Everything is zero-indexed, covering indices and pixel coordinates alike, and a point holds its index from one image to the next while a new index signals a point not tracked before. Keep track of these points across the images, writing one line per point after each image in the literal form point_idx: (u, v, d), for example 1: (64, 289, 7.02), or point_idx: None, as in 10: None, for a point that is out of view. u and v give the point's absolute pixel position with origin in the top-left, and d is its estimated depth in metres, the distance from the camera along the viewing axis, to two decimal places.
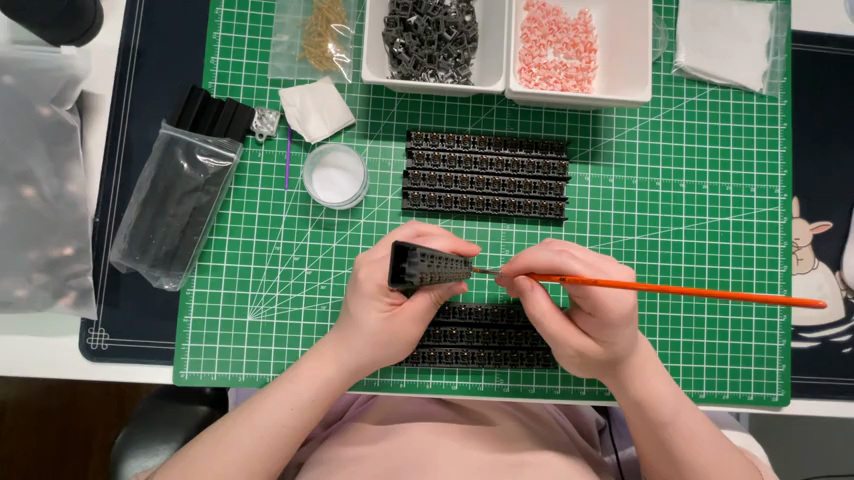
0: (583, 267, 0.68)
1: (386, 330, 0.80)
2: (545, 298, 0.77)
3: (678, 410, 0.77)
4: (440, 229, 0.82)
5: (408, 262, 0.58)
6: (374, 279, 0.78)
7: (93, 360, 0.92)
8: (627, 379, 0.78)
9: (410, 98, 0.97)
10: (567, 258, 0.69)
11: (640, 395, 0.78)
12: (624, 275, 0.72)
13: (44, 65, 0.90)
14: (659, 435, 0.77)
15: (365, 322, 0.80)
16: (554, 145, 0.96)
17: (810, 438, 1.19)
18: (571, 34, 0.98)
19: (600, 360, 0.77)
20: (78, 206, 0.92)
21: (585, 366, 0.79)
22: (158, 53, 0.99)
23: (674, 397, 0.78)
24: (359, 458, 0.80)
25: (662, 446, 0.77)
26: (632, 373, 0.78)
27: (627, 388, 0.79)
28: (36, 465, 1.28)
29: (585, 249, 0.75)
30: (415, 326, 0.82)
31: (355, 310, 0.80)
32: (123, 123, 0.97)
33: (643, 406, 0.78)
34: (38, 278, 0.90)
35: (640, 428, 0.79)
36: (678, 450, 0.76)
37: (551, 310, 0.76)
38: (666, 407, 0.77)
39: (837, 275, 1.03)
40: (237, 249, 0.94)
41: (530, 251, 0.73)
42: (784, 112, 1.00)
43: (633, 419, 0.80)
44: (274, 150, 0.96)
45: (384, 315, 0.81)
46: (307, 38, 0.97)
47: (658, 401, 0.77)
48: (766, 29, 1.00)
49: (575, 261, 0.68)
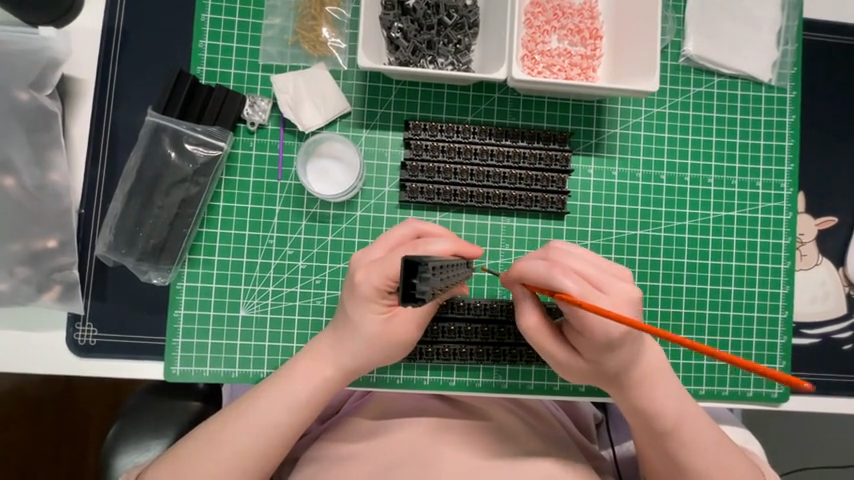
0: (574, 285, 0.65)
1: (385, 332, 0.78)
2: (533, 311, 0.76)
3: (682, 414, 0.76)
4: (442, 229, 0.80)
5: (420, 277, 0.55)
6: (370, 282, 0.75)
7: (82, 356, 0.90)
8: (629, 388, 0.76)
9: (408, 86, 0.93)
10: (559, 273, 0.66)
11: (643, 402, 0.76)
12: (624, 295, 0.69)
13: (21, 47, 0.86)
14: (661, 439, 0.76)
15: (360, 324, 0.77)
16: (557, 136, 0.92)
17: (799, 427, 1.21)
18: (576, 20, 0.94)
19: (599, 371, 0.75)
20: (62, 196, 0.88)
21: (583, 376, 0.78)
22: (144, 37, 0.95)
23: (677, 401, 0.76)
24: (354, 456, 0.79)
25: (663, 450, 0.77)
26: (636, 381, 0.75)
27: (629, 396, 0.76)
28: (32, 456, 1.26)
29: (586, 259, 0.71)
30: (415, 326, 0.79)
31: (354, 313, 0.77)
32: (108, 110, 0.93)
33: (646, 412, 0.76)
34: (21, 272, 0.87)
35: (642, 431, 0.78)
36: (679, 454, 0.76)
37: (540, 326, 0.76)
38: (669, 414, 0.76)
39: (840, 271, 1.02)
40: (228, 242, 0.91)
41: (520, 260, 0.71)
42: (793, 104, 0.97)
43: (635, 424, 0.78)
44: (266, 140, 0.92)
45: (383, 317, 0.78)
46: (301, 21, 0.93)
47: (661, 408, 0.76)
48: (778, 16, 0.96)
49: (567, 278, 0.65)
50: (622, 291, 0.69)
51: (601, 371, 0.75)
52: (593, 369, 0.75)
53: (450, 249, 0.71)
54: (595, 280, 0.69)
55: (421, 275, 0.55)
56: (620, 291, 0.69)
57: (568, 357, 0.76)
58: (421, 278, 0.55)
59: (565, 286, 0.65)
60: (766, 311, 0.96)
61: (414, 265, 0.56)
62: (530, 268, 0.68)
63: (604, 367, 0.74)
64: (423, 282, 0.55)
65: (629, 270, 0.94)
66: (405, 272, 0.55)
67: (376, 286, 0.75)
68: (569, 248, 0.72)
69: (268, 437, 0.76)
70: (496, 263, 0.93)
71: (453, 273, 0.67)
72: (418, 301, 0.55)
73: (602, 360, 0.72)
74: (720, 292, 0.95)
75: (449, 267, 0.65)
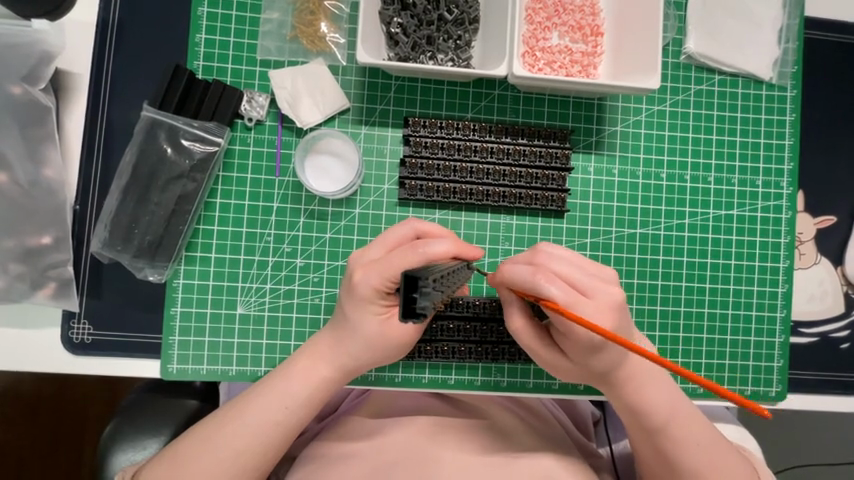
0: (559, 291, 0.65)
1: (383, 333, 0.77)
2: (520, 314, 0.76)
3: (674, 412, 0.76)
4: (444, 229, 0.79)
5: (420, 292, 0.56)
6: (368, 283, 0.74)
7: (76, 354, 0.89)
8: (620, 387, 0.76)
9: (408, 82, 0.92)
10: (544, 280, 0.65)
11: (634, 400, 0.76)
12: (607, 298, 0.68)
13: (14, 40, 0.84)
14: (654, 438, 0.76)
15: (359, 324, 0.77)
16: (557, 134, 0.92)
17: (793, 424, 1.22)
18: (577, 16, 0.94)
19: (588, 371, 0.75)
20: (56, 192, 0.87)
21: (577, 376, 0.78)
22: (139, 30, 0.93)
23: (668, 400, 0.76)
24: (352, 455, 0.78)
25: (655, 448, 0.77)
26: (625, 380, 0.75)
27: (620, 395, 0.76)
28: (27, 453, 1.26)
29: (569, 262, 0.70)
30: (414, 327, 0.79)
31: (352, 315, 0.77)
32: (103, 105, 0.91)
33: (637, 410, 0.76)
34: (14, 269, 0.85)
35: (635, 429, 0.78)
36: (671, 452, 0.75)
37: (529, 329, 0.76)
38: (659, 412, 0.75)
39: (837, 270, 1.02)
40: (226, 239, 0.90)
41: (503, 264, 0.70)
42: (793, 103, 0.97)
43: (628, 421, 0.78)
44: (264, 136, 0.91)
45: (381, 318, 0.77)
46: (299, 16, 0.91)
47: (651, 406, 0.75)
48: (779, 14, 0.96)
49: (552, 284, 0.65)
50: (607, 296, 0.68)
51: (591, 371, 0.75)
52: (583, 369, 0.75)
53: (451, 250, 0.71)
54: (581, 285, 0.68)
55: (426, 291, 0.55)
56: (604, 294, 0.68)
57: (557, 359, 0.76)
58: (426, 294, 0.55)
59: (550, 293, 0.64)
60: (765, 310, 0.96)
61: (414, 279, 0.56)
62: (514, 274, 0.66)
63: (592, 369, 0.74)
64: (422, 297, 0.55)
65: (630, 269, 0.94)
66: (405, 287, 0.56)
67: (376, 286, 0.74)
68: (554, 249, 0.71)
69: (266, 437, 0.76)
70: (495, 262, 0.92)
71: (455, 279, 0.66)
72: (420, 315, 0.55)
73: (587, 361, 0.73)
74: (719, 291, 0.95)
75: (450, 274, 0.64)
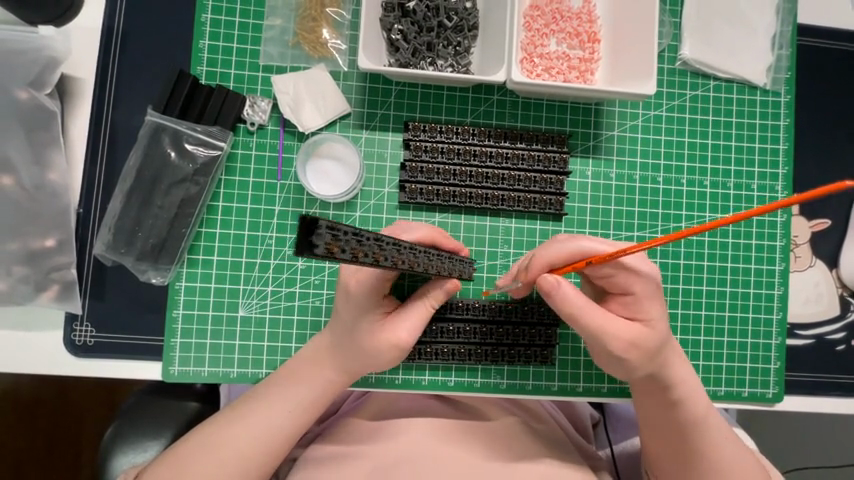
0: (601, 244, 0.73)
1: (369, 333, 0.77)
2: (573, 291, 0.73)
3: (709, 412, 0.78)
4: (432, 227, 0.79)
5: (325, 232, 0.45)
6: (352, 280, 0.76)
7: (77, 356, 0.89)
8: (668, 379, 0.76)
9: (408, 87, 0.94)
10: (583, 240, 0.73)
11: (678, 393, 0.77)
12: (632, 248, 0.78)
13: (21, 46, 0.86)
14: (688, 436, 0.77)
15: (353, 320, 0.77)
16: (555, 138, 0.93)
17: (790, 427, 1.23)
18: (574, 23, 0.96)
19: (646, 356, 0.74)
20: (61, 195, 0.88)
21: (625, 368, 0.76)
22: (144, 37, 0.94)
23: (702, 398, 0.78)
24: (353, 455, 0.79)
25: (687, 448, 0.77)
26: (672, 370, 0.77)
27: (667, 387, 0.76)
28: (26, 456, 1.26)
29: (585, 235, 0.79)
30: (404, 334, 0.77)
31: (343, 314, 0.78)
32: (107, 109, 0.93)
33: (679, 404, 0.77)
34: (19, 271, 0.86)
35: (668, 428, 0.78)
36: (703, 452, 0.76)
37: (589, 305, 0.73)
38: (699, 407, 0.77)
39: (833, 273, 1.03)
40: (228, 242, 0.91)
41: (537, 251, 0.76)
42: (787, 108, 0.99)
43: (663, 421, 0.78)
44: (266, 140, 0.92)
45: (368, 317, 0.77)
46: (301, 22, 0.93)
47: (692, 402, 0.77)
48: (772, 22, 0.98)
49: (590, 242, 0.73)
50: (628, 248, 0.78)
51: (648, 355, 0.74)
52: (641, 354, 0.74)
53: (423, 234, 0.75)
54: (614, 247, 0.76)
55: (318, 233, 0.45)
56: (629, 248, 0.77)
57: (620, 344, 0.73)
58: (317, 236, 0.45)
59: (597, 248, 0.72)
60: (761, 312, 0.97)
61: (318, 223, 0.45)
62: (554, 249, 0.74)
63: (650, 349, 0.74)
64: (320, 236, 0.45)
65: None
66: (308, 230, 0.44)
67: (369, 290, 0.76)
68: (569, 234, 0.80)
69: (270, 439, 0.76)
70: (493, 264, 0.94)
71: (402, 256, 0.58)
72: (316, 249, 0.45)
73: (652, 339, 0.74)
74: (716, 293, 0.96)
75: (392, 243, 0.56)
